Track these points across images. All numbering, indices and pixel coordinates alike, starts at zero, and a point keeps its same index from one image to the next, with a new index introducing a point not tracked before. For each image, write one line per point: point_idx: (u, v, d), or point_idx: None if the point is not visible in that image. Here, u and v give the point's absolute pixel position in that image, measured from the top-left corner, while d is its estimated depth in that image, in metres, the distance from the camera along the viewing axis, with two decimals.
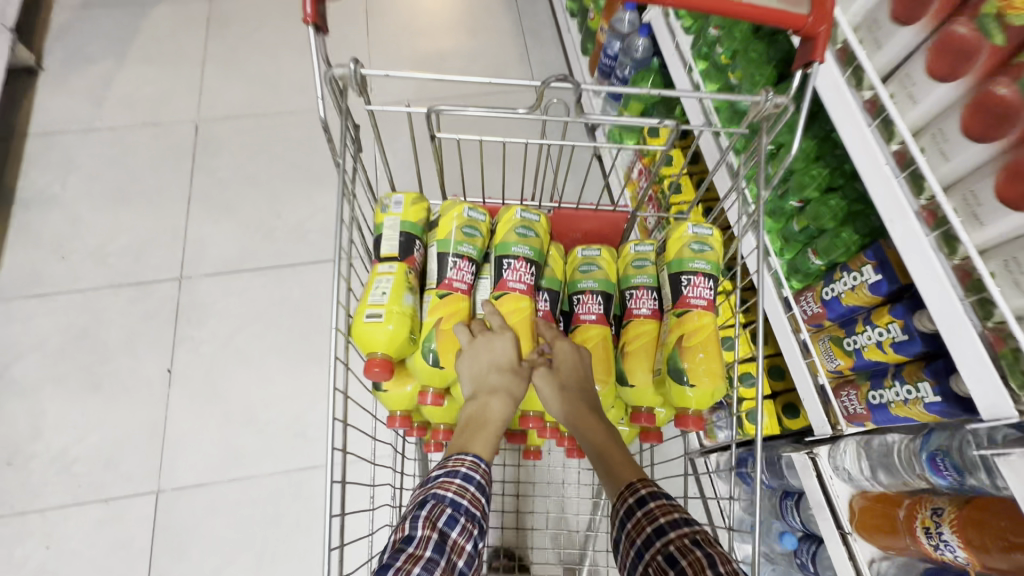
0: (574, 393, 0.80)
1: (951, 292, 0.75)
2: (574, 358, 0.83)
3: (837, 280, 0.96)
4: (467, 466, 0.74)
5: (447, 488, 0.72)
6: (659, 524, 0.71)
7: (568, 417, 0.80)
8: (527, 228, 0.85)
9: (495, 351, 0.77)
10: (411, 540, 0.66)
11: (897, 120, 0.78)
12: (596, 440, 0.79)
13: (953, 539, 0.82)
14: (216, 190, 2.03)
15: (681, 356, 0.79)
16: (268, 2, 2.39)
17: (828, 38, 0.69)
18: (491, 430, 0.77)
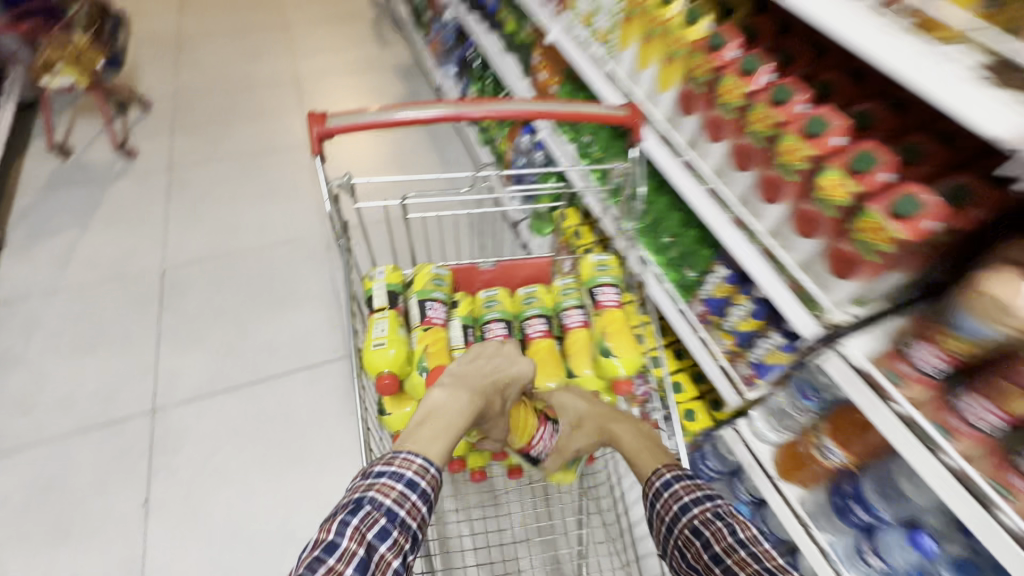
0: (586, 420, 1.07)
1: (763, 266, 1.08)
2: (572, 401, 1.10)
3: (706, 282, 1.33)
4: (415, 469, 0.82)
5: (386, 495, 0.79)
6: (684, 502, 0.91)
7: (596, 428, 1.06)
8: (492, 300, 1.20)
9: (497, 366, 1.00)
10: (339, 544, 0.73)
11: (702, 170, 1.19)
12: (623, 438, 1.03)
13: (832, 445, 1.10)
14: (184, 325, 2.19)
15: (606, 340, 1.12)
16: (222, 165, 2.78)
17: (643, 126, 1.11)
18: (444, 428, 0.89)
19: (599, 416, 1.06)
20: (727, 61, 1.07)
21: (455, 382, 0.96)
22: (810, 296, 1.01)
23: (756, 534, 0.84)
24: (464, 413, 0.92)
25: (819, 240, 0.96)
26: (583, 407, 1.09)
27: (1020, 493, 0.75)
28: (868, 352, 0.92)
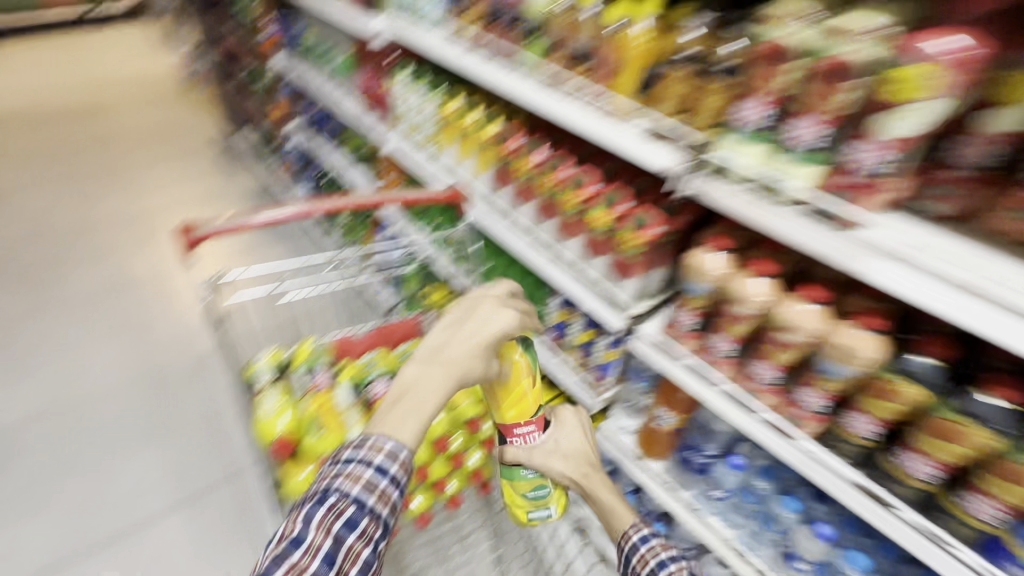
0: (575, 458, 1.21)
1: (578, 283, 1.40)
2: (574, 441, 1.23)
3: (549, 312, 1.64)
4: (386, 454, 0.81)
5: (355, 481, 0.79)
6: (661, 558, 1.00)
7: (585, 469, 1.20)
8: (371, 363, 1.43)
9: (481, 334, 0.97)
10: (305, 538, 0.74)
11: (522, 225, 1.55)
12: (597, 487, 1.18)
13: (664, 412, 1.39)
14: (20, 496, 1.90)
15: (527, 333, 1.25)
16: (55, 311, 2.57)
17: (462, 199, 1.45)
18: (416, 407, 0.86)
19: (588, 456, 1.22)
20: (514, 148, 1.49)
21: (438, 353, 0.93)
22: (615, 297, 1.34)
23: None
24: (443, 387, 0.89)
25: (606, 257, 1.33)
26: (578, 444, 1.23)
27: (806, 422, 1.03)
28: (657, 332, 1.28)
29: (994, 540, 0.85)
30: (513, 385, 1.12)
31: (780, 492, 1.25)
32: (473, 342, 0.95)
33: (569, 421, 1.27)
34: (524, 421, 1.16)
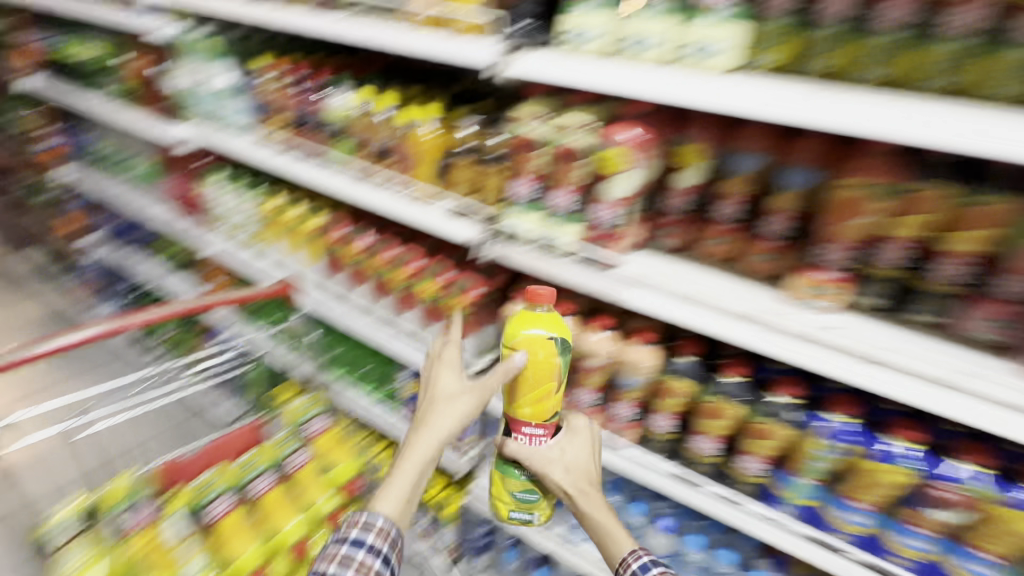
0: (569, 478, 1.05)
1: (422, 351, 1.46)
2: (575, 451, 1.09)
3: (402, 385, 1.66)
4: (364, 522, 0.91)
5: (334, 557, 0.89)
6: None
7: (577, 483, 1.04)
8: (206, 486, 1.43)
9: (461, 395, 1.04)
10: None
11: (363, 305, 1.60)
12: (590, 504, 1.02)
13: None
14: None
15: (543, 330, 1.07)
16: None
17: (287, 287, 1.60)
18: (401, 479, 0.96)
19: (584, 475, 1.05)
20: (342, 236, 1.57)
21: (423, 419, 1.02)
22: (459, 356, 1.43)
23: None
24: (425, 457, 0.97)
25: (443, 321, 1.45)
26: (581, 458, 1.08)
27: (628, 429, 1.23)
28: None
29: (766, 487, 1.10)
30: (540, 380, 1.08)
31: (629, 500, 1.40)
32: (452, 406, 1.02)
33: (582, 434, 1.12)
34: (536, 420, 1.10)
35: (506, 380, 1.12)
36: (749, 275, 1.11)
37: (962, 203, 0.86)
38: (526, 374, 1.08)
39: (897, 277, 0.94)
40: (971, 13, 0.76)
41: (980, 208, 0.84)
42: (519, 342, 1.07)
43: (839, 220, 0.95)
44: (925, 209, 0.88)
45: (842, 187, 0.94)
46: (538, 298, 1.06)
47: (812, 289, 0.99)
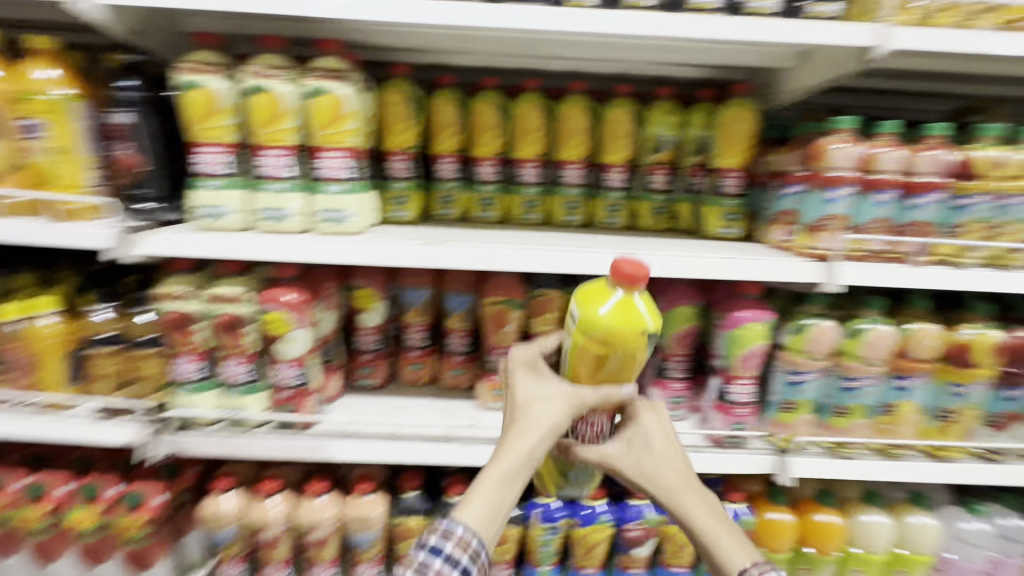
0: (660, 480, 0.72)
1: None
2: (658, 430, 0.76)
3: None
4: (438, 536, 0.67)
5: (412, 564, 0.66)
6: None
7: (670, 478, 0.72)
8: None
9: (548, 398, 0.72)
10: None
11: None
12: (691, 507, 0.71)
13: None
14: None
15: (635, 318, 0.76)
16: None
17: None
18: (490, 476, 0.68)
19: (678, 468, 0.73)
20: None
21: (505, 426, 0.72)
22: None
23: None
24: (499, 476, 0.67)
25: (113, 556, 1.09)
26: (672, 453, 0.74)
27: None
28: None
29: None
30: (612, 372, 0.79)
31: None
32: (543, 423, 0.70)
33: (655, 420, 0.76)
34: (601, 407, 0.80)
35: (581, 354, 0.78)
36: (446, 390, 1.23)
37: (568, 299, 1.11)
38: (609, 361, 0.78)
39: None
40: (574, 173, 1.21)
41: None
42: (597, 334, 0.76)
43: (495, 329, 1.12)
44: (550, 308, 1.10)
45: (487, 304, 1.12)
46: (630, 282, 0.74)
47: (494, 393, 1.14)
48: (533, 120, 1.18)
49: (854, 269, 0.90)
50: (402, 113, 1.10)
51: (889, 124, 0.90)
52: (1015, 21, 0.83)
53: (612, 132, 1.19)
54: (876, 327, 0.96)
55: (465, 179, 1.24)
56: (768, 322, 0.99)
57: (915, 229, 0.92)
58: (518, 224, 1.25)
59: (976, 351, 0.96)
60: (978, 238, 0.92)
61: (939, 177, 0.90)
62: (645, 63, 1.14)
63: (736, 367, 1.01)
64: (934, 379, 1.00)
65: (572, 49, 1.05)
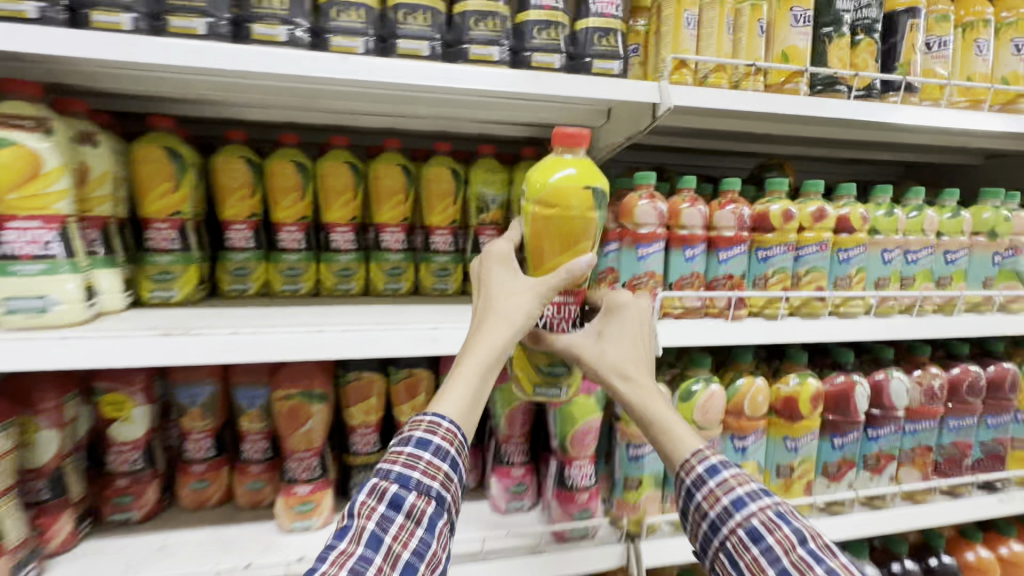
0: (627, 364, 0.71)
1: None
2: (625, 326, 0.73)
3: None
4: (425, 428, 0.63)
5: (396, 460, 0.62)
6: (736, 497, 0.64)
7: (635, 363, 0.71)
8: None
9: (519, 292, 0.67)
10: (350, 524, 0.59)
11: None
12: (648, 396, 0.70)
13: None
14: None
15: (583, 181, 0.69)
16: None
17: None
18: (466, 371, 0.64)
19: (642, 356, 0.73)
20: None
21: (476, 318, 0.67)
22: None
23: (833, 546, 0.59)
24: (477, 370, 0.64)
25: None
26: (639, 343, 0.73)
27: None
28: None
29: None
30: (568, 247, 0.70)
31: None
32: (517, 307, 0.66)
33: (630, 309, 0.73)
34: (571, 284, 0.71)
35: (537, 229, 0.71)
36: (243, 508, 0.97)
37: (390, 384, 1.02)
38: (566, 233, 0.70)
39: (374, 459, 1.01)
40: (394, 236, 1.10)
41: (403, 381, 1.01)
42: (547, 200, 0.69)
43: (290, 430, 0.90)
44: (367, 394, 0.99)
45: (277, 399, 0.89)
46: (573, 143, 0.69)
47: (296, 509, 0.89)
48: (341, 179, 1.06)
49: (670, 328, 0.85)
50: (165, 170, 0.90)
51: (686, 182, 0.89)
52: (781, 83, 0.88)
53: (432, 192, 1.10)
54: (708, 387, 0.90)
55: (266, 247, 1.07)
56: (599, 394, 0.88)
57: (724, 284, 0.90)
58: (332, 296, 1.08)
59: (802, 402, 0.94)
60: (784, 288, 0.92)
61: (741, 231, 0.89)
62: (461, 121, 1.08)
63: (572, 448, 0.88)
64: (767, 435, 0.97)
65: (373, 101, 0.95)
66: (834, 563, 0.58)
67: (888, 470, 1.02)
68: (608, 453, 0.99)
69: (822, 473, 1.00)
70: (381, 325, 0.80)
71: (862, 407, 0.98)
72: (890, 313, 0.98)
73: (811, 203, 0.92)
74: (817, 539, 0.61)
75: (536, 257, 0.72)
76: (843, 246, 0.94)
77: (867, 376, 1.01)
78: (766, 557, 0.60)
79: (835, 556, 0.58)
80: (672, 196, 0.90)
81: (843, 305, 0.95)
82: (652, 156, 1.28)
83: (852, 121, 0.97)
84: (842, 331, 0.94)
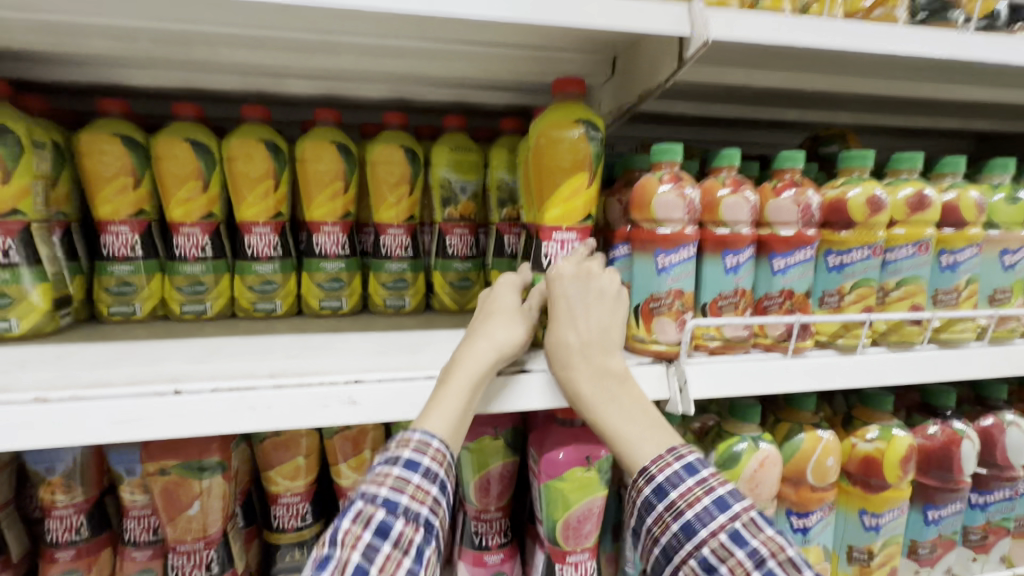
0: (565, 351, 0.56)
1: None
2: (582, 305, 0.57)
3: None
4: (415, 448, 0.50)
5: (383, 480, 0.49)
6: (686, 517, 0.49)
7: (580, 346, 0.56)
8: None
9: (509, 312, 0.60)
10: (332, 554, 0.46)
11: None
12: (595, 389, 0.55)
13: None
14: None
15: (570, 116, 0.65)
16: None
17: None
18: (461, 379, 0.53)
19: (596, 338, 0.56)
20: None
21: (471, 328, 0.59)
22: None
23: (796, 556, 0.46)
24: (473, 377, 0.53)
25: None
26: (590, 322, 0.57)
27: None
28: None
29: None
30: (564, 181, 0.65)
31: None
32: (515, 311, 0.60)
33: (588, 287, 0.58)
34: (567, 225, 0.66)
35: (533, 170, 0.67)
36: None
37: (323, 435, 0.75)
38: (558, 164, 0.65)
39: (306, 536, 0.76)
40: (331, 238, 0.83)
41: (340, 434, 0.73)
42: (541, 141, 0.66)
43: (170, 514, 0.64)
44: (291, 452, 0.73)
45: (150, 472, 0.63)
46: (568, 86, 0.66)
47: None
48: (257, 164, 0.79)
49: (705, 372, 0.59)
50: None
51: (726, 157, 0.62)
52: (866, 9, 0.60)
53: (380, 178, 0.83)
54: (757, 450, 0.64)
55: (161, 256, 0.81)
56: (603, 464, 0.62)
57: (780, 304, 0.63)
58: (251, 319, 0.83)
59: (888, 466, 0.68)
60: (865, 308, 0.64)
61: (807, 228, 0.62)
62: (416, 83, 0.81)
63: (563, 542, 0.62)
64: (835, 507, 0.71)
65: (283, 52, 0.68)
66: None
67: (997, 548, 0.76)
68: (616, 526, 0.73)
69: (908, 555, 0.73)
70: (275, 375, 0.54)
71: (967, 469, 0.70)
72: (1007, 339, 0.70)
73: (904, 185, 0.64)
74: (778, 550, 0.46)
75: (538, 201, 0.68)
76: (947, 247, 0.66)
77: (970, 421, 0.74)
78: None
79: (798, 568, 0.45)
80: (705, 179, 0.63)
81: (945, 330, 0.67)
82: (670, 130, 1.00)
83: (957, 67, 0.69)
84: (945, 366, 0.66)
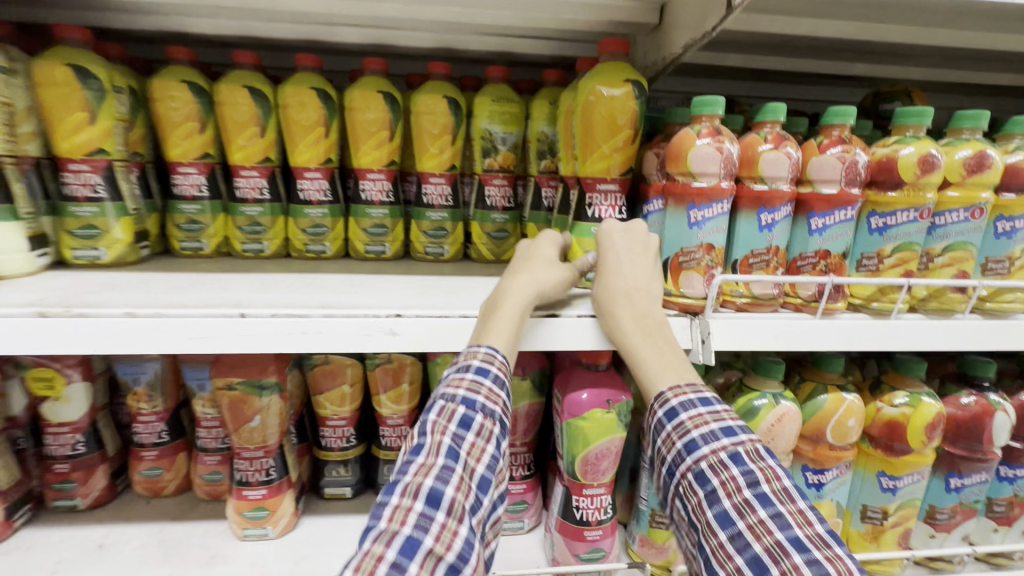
0: (609, 294, 0.59)
1: None
2: (626, 256, 0.61)
3: None
4: (482, 359, 0.56)
5: (459, 385, 0.55)
6: (693, 436, 0.52)
7: (625, 290, 0.59)
8: None
9: (549, 260, 0.65)
10: (424, 440, 0.52)
11: None
12: (629, 329, 0.58)
13: None
14: None
15: (615, 74, 0.66)
16: None
17: None
18: (513, 301, 0.59)
19: (639, 284, 0.59)
20: None
21: (512, 269, 0.64)
22: None
23: (792, 487, 0.46)
24: (520, 305, 0.58)
25: None
26: (635, 271, 0.60)
27: None
28: None
29: None
30: (606, 140, 0.68)
31: None
32: (552, 261, 0.66)
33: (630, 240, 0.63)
34: (608, 178, 0.69)
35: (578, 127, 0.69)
36: (202, 500, 0.84)
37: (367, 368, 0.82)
38: (603, 120, 0.67)
39: (350, 456, 0.84)
40: (376, 185, 0.88)
41: (381, 367, 0.80)
42: (588, 97, 0.67)
43: (235, 425, 0.74)
44: (338, 381, 0.80)
45: (219, 387, 0.72)
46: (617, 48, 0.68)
47: (249, 515, 0.75)
48: (311, 111, 0.83)
49: (731, 326, 0.60)
50: (77, 96, 0.70)
51: (770, 111, 0.60)
52: None
53: (424, 129, 0.85)
54: (777, 406, 0.66)
55: (223, 198, 0.87)
56: (623, 408, 0.66)
57: (814, 265, 0.63)
58: (302, 259, 0.89)
59: (912, 430, 0.68)
60: (905, 273, 0.63)
61: (850, 187, 0.60)
62: (463, 32, 0.81)
63: (581, 474, 0.67)
64: (853, 468, 0.72)
65: None
66: (789, 507, 0.45)
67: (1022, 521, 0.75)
68: (633, 467, 0.77)
69: (925, 518, 0.74)
70: (326, 306, 0.60)
71: (998, 441, 0.70)
72: None
73: (964, 145, 0.61)
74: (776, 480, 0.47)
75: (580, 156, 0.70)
76: (1006, 212, 0.63)
77: (1009, 395, 0.73)
78: (708, 501, 0.48)
79: (792, 498, 0.45)
80: (747, 133, 0.62)
81: (991, 300, 0.65)
82: (719, 86, 0.97)
83: None
84: (987, 337, 0.64)
